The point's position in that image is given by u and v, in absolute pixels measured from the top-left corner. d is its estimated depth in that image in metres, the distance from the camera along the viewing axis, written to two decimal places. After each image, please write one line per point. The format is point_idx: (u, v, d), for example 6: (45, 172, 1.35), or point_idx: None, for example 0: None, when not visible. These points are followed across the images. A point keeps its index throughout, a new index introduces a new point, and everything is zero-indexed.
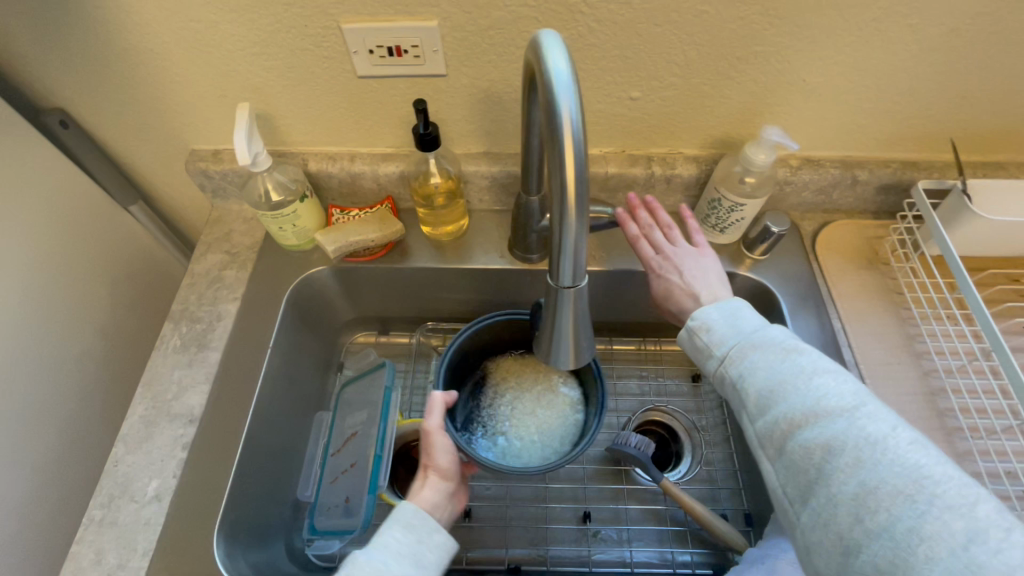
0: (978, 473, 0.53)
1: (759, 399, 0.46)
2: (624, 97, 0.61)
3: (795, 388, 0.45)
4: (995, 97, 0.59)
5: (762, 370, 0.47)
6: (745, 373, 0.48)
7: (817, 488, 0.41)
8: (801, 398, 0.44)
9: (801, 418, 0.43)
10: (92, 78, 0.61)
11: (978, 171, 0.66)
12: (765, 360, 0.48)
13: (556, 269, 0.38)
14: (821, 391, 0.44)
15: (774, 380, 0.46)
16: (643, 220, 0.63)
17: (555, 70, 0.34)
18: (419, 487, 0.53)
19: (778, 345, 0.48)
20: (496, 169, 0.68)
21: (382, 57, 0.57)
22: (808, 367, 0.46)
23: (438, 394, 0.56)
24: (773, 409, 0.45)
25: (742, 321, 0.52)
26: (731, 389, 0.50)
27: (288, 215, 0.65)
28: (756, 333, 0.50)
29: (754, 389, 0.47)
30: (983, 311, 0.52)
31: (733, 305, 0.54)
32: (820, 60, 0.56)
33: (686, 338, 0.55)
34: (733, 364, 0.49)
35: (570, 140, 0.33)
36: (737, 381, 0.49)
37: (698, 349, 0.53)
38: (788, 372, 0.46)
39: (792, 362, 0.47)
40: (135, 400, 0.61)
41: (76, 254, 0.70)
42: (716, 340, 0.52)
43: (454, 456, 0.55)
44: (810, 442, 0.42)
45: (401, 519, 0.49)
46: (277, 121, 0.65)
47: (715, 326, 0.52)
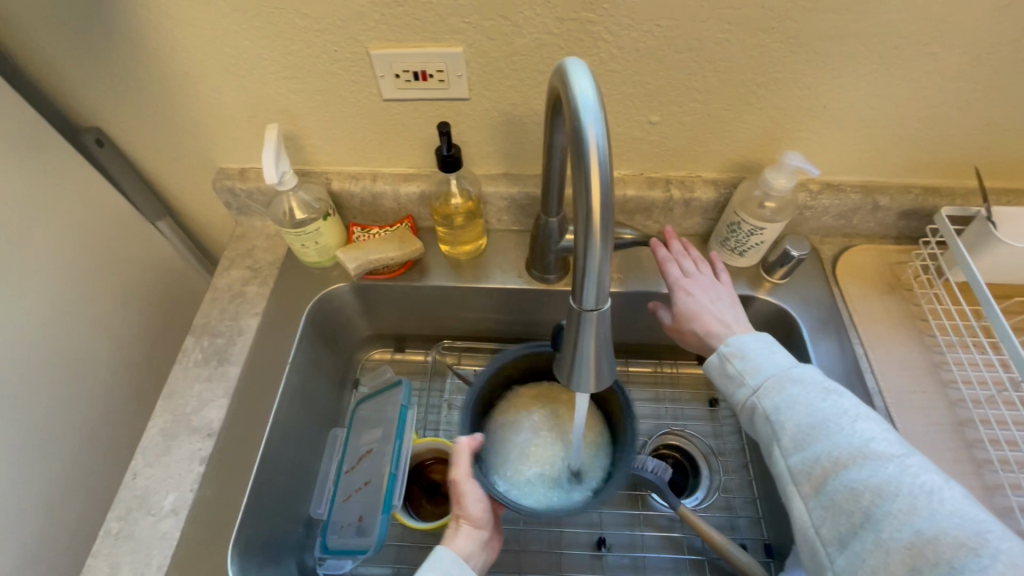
0: (1009, 507, 0.52)
1: (797, 434, 0.45)
2: (644, 121, 0.62)
3: (839, 427, 0.44)
4: (1019, 125, 0.59)
5: (802, 405, 0.46)
6: (782, 407, 0.47)
7: (862, 532, 0.40)
8: (847, 439, 0.43)
9: (847, 459, 0.42)
10: (129, 98, 0.64)
11: (1002, 198, 0.66)
12: (804, 395, 0.47)
13: (580, 291, 0.38)
14: (867, 433, 0.43)
15: (814, 416, 0.45)
16: (677, 251, 0.63)
17: (581, 95, 0.35)
18: (453, 534, 0.53)
19: (818, 383, 0.47)
20: (516, 190, 0.69)
21: (407, 81, 0.58)
22: (850, 408, 0.45)
23: (465, 440, 0.56)
24: (814, 446, 0.44)
25: (777, 354, 0.51)
26: (763, 422, 0.48)
27: (310, 233, 0.66)
28: (794, 368, 0.49)
29: (791, 423, 0.46)
30: (1012, 340, 0.51)
31: (765, 339, 0.53)
32: (840, 87, 0.57)
33: (716, 366, 0.54)
34: (769, 395, 0.48)
35: (596, 163, 0.34)
36: (772, 413, 0.47)
37: (729, 378, 0.52)
38: (830, 411, 0.45)
39: (833, 401, 0.46)
40: (156, 412, 0.61)
41: (104, 267, 0.72)
42: (751, 370, 0.51)
43: (484, 503, 0.55)
44: (858, 484, 0.41)
45: (441, 564, 0.48)
46: (303, 142, 0.67)
47: (750, 357, 0.51)
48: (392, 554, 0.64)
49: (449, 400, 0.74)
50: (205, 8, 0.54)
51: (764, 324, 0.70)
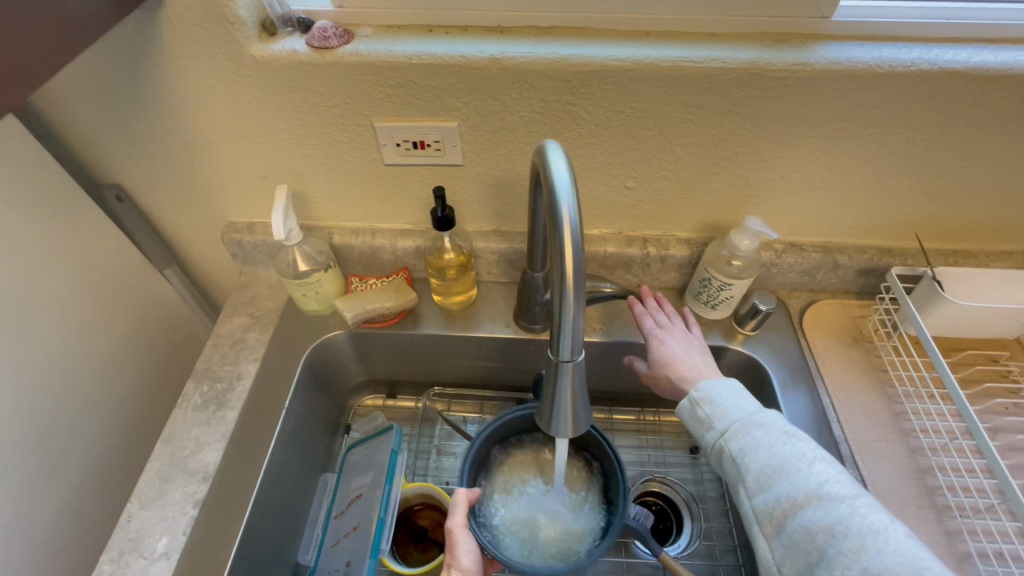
0: (968, 552, 0.54)
1: (759, 476, 0.49)
2: (621, 186, 0.68)
3: (797, 470, 0.48)
4: (956, 195, 0.66)
5: (764, 448, 0.50)
6: (747, 449, 0.51)
7: (817, 569, 0.43)
8: (804, 481, 0.47)
9: (804, 499, 0.46)
10: (150, 159, 0.69)
11: (948, 259, 0.72)
12: (766, 439, 0.51)
13: (557, 342, 0.42)
14: (822, 476, 0.47)
15: (775, 459, 0.49)
16: (651, 307, 0.68)
17: (557, 173, 0.40)
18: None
19: (778, 427, 0.51)
20: (505, 246, 0.75)
21: (407, 149, 0.65)
22: (807, 452, 0.49)
23: (463, 492, 0.57)
24: (774, 487, 0.48)
25: (742, 400, 0.55)
26: (730, 463, 0.52)
27: (312, 283, 0.71)
28: (757, 413, 0.53)
29: (755, 466, 0.50)
30: (957, 391, 0.56)
31: (732, 385, 0.57)
32: (795, 161, 0.64)
33: (687, 410, 0.57)
34: (735, 439, 0.52)
35: (568, 231, 0.39)
36: (738, 455, 0.51)
37: (699, 422, 0.56)
38: (789, 454, 0.49)
39: (792, 445, 0.50)
40: (153, 455, 0.63)
41: (112, 312, 0.75)
42: (718, 414, 0.54)
43: (475, 555, 0.55)
44: (813, 523, 0.44)
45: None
46: (309, 200, 0.73)
47: (718, 402, 0.55)
48: None
49: (438, 445, 0.77)
50: (229, 85, 0.60)
51: (739, 373, 0.74)
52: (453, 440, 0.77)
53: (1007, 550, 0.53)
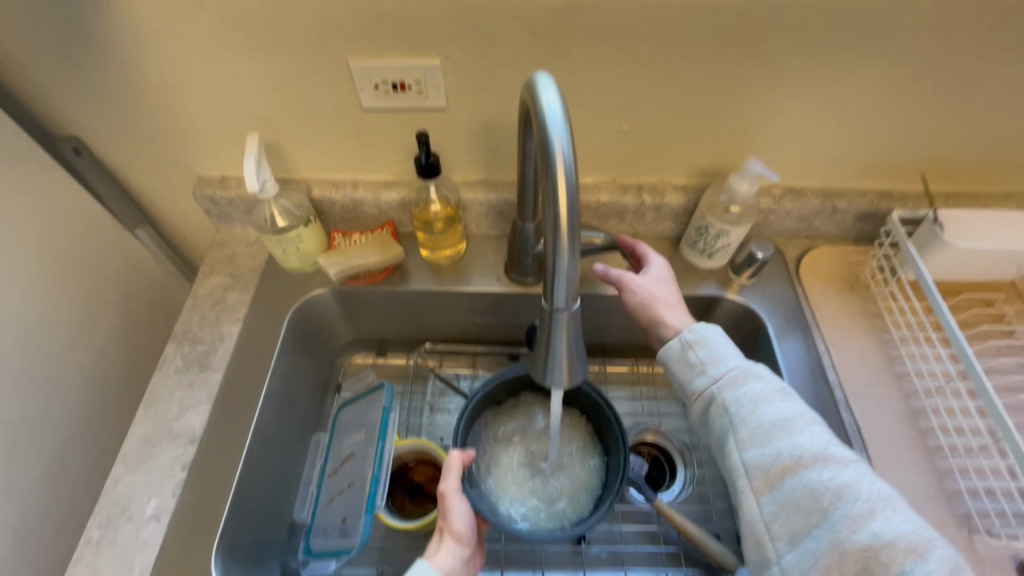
0: (958, 491, 0.55)
1: (759, 432, 0.48)
2: (615, 130, 0.64)
3: (802, 431, 0.48)
4: (963, 133, 0.64)
5: (765, 406, 0.50)
6: (745, 405, 0.50)
7: (818, 530, 0.44)
8: (810, 441, 0.47)
9: (809, 459, 0.46)
10: (106, 107, 0.64)
11: (950, 201, 0.70)
12: (764, 394, 0.50)
13: (550, 291, 0.40)
14: (822, 438, 0.47)
15: (777, 417, 0.49)
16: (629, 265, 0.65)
17: (548, 107, 0.37)
18: (435, 549, 0.53)
19: (778, 387, 0.51)
20: (493, 196, 0.71)
21: (386, 91, 0.60)
22: (803, 412, 0.50)
23: (457, 455, 0.56)
24: (775, 445, 0.47)
25: (735, 353, 0.54)
26: (721, 415, 0.51)
27: (291, 239, 0.67)
28: (754, 370, 0.53)
29: (752, 420, 0.49)
30: (956, 333, 0.55)
31: (721, 334, 0.56)
32: (798, 98, 0.60)
33: (676, 353, 0.56)
34: (732, 392, 0.51)
35: (562, 173, 0.36)
36: (734, 410, 0.50)
37: (690, 366, 0.55)
38: (793, 415, 0.49)
39: (793, 406, 0.50)
40: (137, 419, 0.61)
41: (82, 274, 0.72)
42: (715, 366, 0.53)
43: (470, 520, 0.54)
44: (820, 485, 0.44)
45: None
46: (284, 150, 0.68)
47: (712, 351, 0.54)
48: (376, 555, 0.65)
49: (431, 402, 0.76)
50: (185, 20, 0.55)
51: (735, 323, 0.73)
52: (446, 397, 0.76)
53: (995, 487, 0.54)
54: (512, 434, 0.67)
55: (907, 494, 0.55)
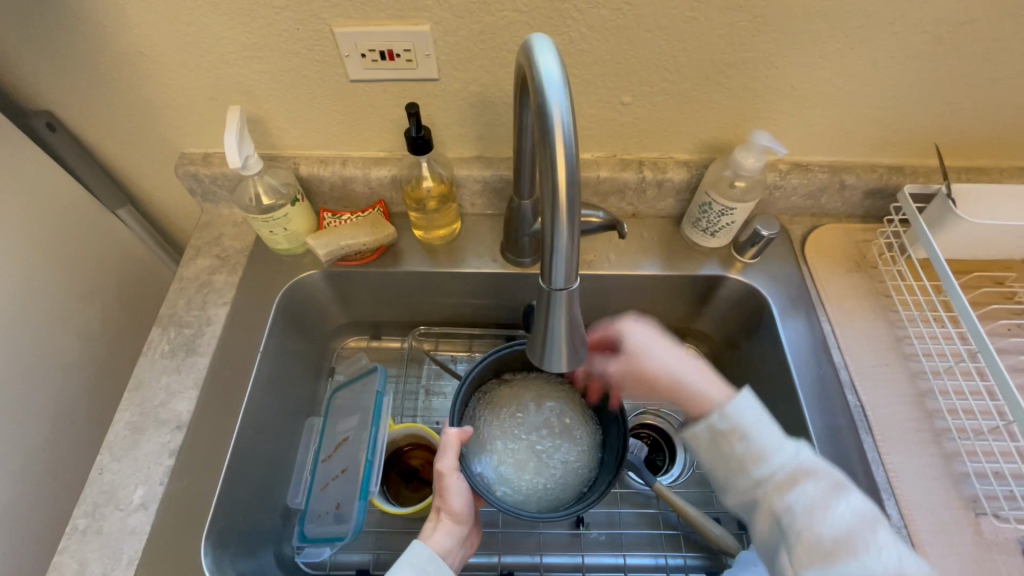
0: (965, 473, 0.54)
1: (816, 545, 0.43)
2: (615, 102, 0.61)
3: (868, 544, 0.42)
4: (980, 103, 0.61)
5: (821, 512, 0.44)
6: (798, 510, 0.45)
7: None
8: (880, 558, 0.40)
9: None
10: (79, 79, 0.61)
11: (962, 175, 0.67)
12: (819, 495, 0.45)
13: (549, 272, 0.38)
14: (884, 546, 0.41)
15: (837, 527, 0.43)
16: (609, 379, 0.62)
17: (546, 72, 0.34)
18: (431, 529, 0.52)
19: (834, 484, 0.45)
20: (489, 173, 0.69)
21: (374, 60, 0.57)
22: (867, 514, 0.44)
23: (453, 433, 0.54)
24: (839, 561, 0.41)
25: (778, 440, 0.49)
26: (771, 519, 0.46)
27: (279, 219, 0.64)
28: (805, 464, 0.47)
29: (804, 527, 0.44)
30: (968, 312, 0.53)
31: (762, 415, 0.50)
32: (808, 66, 0.57)
33: (709, 440, 0.51)
34: (782, 493, 0.46)
35: (562, 143, 0.34)
36: (786, 515, 0.45)
37: (729, 460, 0.50)
38: (854, 520, 0.43)
39: (854, 510, 0.44)
40: (122, 405, 0.60)
41: (62, 256, 0.69)
42: (759, 458, 0.48)
43: (468, 499, 0.53)
44: None
45: (414, 566, 0.48)
46: (268, 125, 0.65)
47: (753, 443, 0.49)
48: (372, 540, 0.63)
49: (426, 386, 0.74)
50: None
51: (737, 303, 0.71)
52: (442, 380, 0.74)
53: (1004, 469, 0.52)
54: (511, 404, 0.64)
55: (912, 476, 0.54)
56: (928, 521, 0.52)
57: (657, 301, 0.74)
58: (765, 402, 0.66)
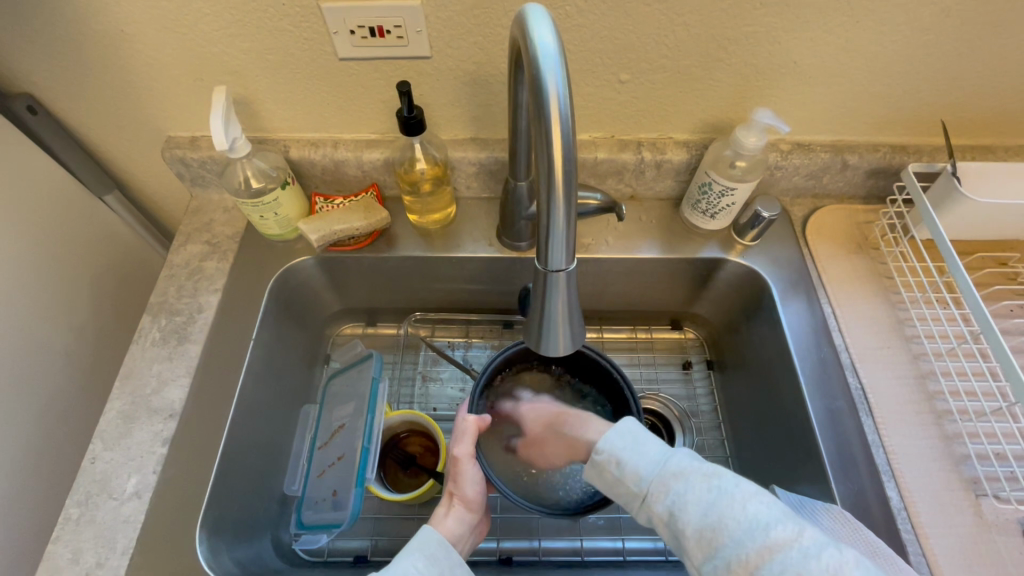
0: (967, 455, 0.54)
1: (700, 540, 0.41)
2: (613, 80, 0.60)
3: (737, 520, 0.40)
4: (988, 78, 0.59)
5: (693, 503, 0.42)
6: (676, 510, 0.42)
7: None
8: (748, 533, 0.39)
9: (755, 558, 0.38)
10: (58, 59, 0.59)
11: (967, 154, 0.66)
12: (690, 489, 0.42)
13: (545, 252, 0.37)
14: (762, 519, 0.40)
15: (707, 514, 0.41)
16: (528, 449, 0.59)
17: (540, 43, 0.33)
18: (443, 515, 0.51)
19: (699, 471, 0.43)
20: (484, 155, 0.67)
21: (364, 37, 0.55)
22: (738, 489, 0.42)
23: (471, 419, 0.54)
24: (720, 549, 0.40)
25: (644, 447, 0.46)
26: (664, 530, 0.43)
27: (269, 204, 0.62)
28: (670, 461, 0.45)
29: (690, 529, 0.41)
30: (973, 293, 0.52)
31: (627, 425, 0.48)
32: (812, 41, 0.55)
33: (595, 473, 0.48)
34: (659, 501, 0.43)
35: (557, 118, 0.32)
36: (670, 520, 0.42)
37: (611, 485, 0.47)
38: (721, 500, 0.41)
39: (721, 488, 0.42)
40: (113, 394, 0.59)
41: (50, 243, 0.68)
42: (633, 473, 0.45)
43: (481, 487, 0.53)
44: None
45: (425, 550, 0.47)
46: (256, 106, 0.63)
47: (623, 459, 0.46)
48: (371, 526, 0.63)
49: (423, 372, 0.74)
50: None
51: (737, 286, 0.70)
52: (439, 366, 0.74)
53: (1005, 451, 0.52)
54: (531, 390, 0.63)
55: (913, 458, 0.54)
56: (928, 502, 0.52)
57: (656, 285, 0.73)
58: (765, 385, 0.65)
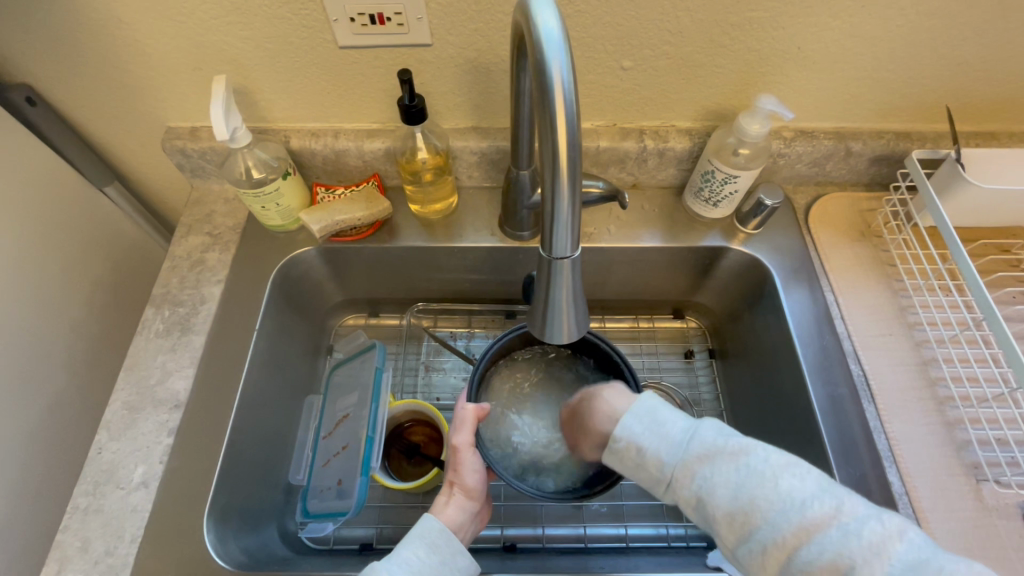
0: (968, 440, 0.54)
1: (732, 521, 0.39)
2: (615, 67, 0.59)
3: (770, 499, 0.38)
4: (993, 63, 0.58)
5: (721, 485, 0.40)
6: (704, 492, 0.41)
7: None
8: (783, 513, 0.37)
9: (793, 538, 0.37)
10: (56, 49, 0.58)
11: (971, 141, 0.66)
12: (716, 469, 0.41)
13: (550, 240, 0.37)
14: (796, 497, 0.38)
15: (736, 495, 0.39)
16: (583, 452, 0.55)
17: (544, 27, 0.32)
18: (443, 503, 0.51)
19: (722, 450, 0.42)
20: (486, 144, 0.67)
21: (364, 25, 0.54)
22: (767, 465, 0.40)
23: (470, 408, 0.54)
24: (754, 531, 0.38)
25: (664, 428, 0.45)
26: (694, 512, 0.42)
27: (270, 194, 0.62)
28: (693, 441, 0.43)
29: (721, 513, 0.40)
30: (976, 280, 0.52)
31: (645, 407, 0.47)
32: (817, 26, 0.55)
33: (614, 459, 0.46)
34: (685, 485, 0.42)
35: (562, 104, 0.32)
36: (699, 503, 0.41)
37: (635, 470, 0.45)
38: (750, 479, 0.40)
39: (750, 466, 0.40)
40: (118, 385, 0.59)
41: (51, 236, 0.68)
42: (655, 458, 0.44)
43: (481, 475, 0.53)
44: (816, 567, 0.35)
45: (426, 538, 0.48)
46: (256, 96, 0.63)
47: (644, 445, 0.44)
48: (375, 514, 0.64)
49: (426, 362, 0.74)
50: None
51: (739, 274, 0.70)
52: (442, 356, 0.74)
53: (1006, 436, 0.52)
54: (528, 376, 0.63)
55: (915, 444, 0.54)
56: (929, 487, 0.52)
57: (658, 274, 0.73)
58: (767, 374, 0.65)
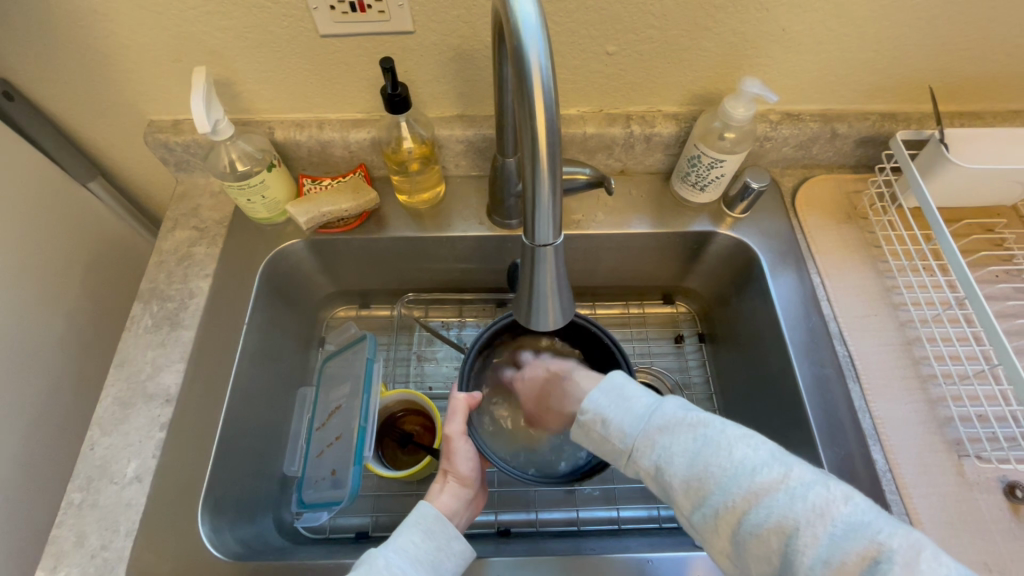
0: (950, 417, 0.55)
1: (688, 489, 0.42)
2: (600, 52, 0.59)
3: (723, 468, 0.41)
4: (977, 42, 0.58)
5: (679, 455, 0.43)
6: (663, 462, 0.44)
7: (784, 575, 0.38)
8: (734, 481, 0.40)
9: (743, 502, 0.40)
10: (31, 42, 0.57)
11: (956, 121, 0.66)
12: (675, 441, 0.44)
13: (532, 227, 0.37)
14: (748, 464, 0.41)
15: (692, 464, 0.42)
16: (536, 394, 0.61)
17: (522, 14, 0.32)
18: (438, 490, 0.52)
19: (682, 422, 0.44)
20: (472, 132, 0.66)
21: (344, 13, 0.53)
22: (722, 434, 0.43)
23: (461, 397, 0.55)
24: (708, 498, 0.41)
25: (629, 402, 0.47)
26: (652, 482, 0.45)
27: (255, 186, 0.62)
28: (655, 414, 0.46)
29: (677, 480, 0.43)
30: (958, 260, 0.53)
31: (613, 383, 0.49)
32: (800, 8, 0.54)
33: (579, 433, 0.49)
34: (646, 456, 0.45)
35: (540, 91, 0.32)
36: (657, 473, 0.44)
37: (600, 444, 0.48)
38: (706, 449, 0.42)
39: (707, 437, 0.43)
40: (108, 380, 0.59)
41: (36, 232, 0.67)
42: (618, 432, 0.46)
43: (475, 463, 0.54)
44: (761, 528, 0.39)
45: (421, 524, 0.49)
46: (239, 87, 0.62)
47: (608, 417, 0.47)
48: (370, 503, 0.65)
49: (418, 352, 0.74)
50: None
51: (727, 259, 0.70)
52: (434, 346, 0.75)
53: (987, 413, 0.53)
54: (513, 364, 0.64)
55: (897, 420, 0.55)
56: (911, 463, 0.53)
57: (646, 260, 0.73)
58: (754, 356, 0.66)
